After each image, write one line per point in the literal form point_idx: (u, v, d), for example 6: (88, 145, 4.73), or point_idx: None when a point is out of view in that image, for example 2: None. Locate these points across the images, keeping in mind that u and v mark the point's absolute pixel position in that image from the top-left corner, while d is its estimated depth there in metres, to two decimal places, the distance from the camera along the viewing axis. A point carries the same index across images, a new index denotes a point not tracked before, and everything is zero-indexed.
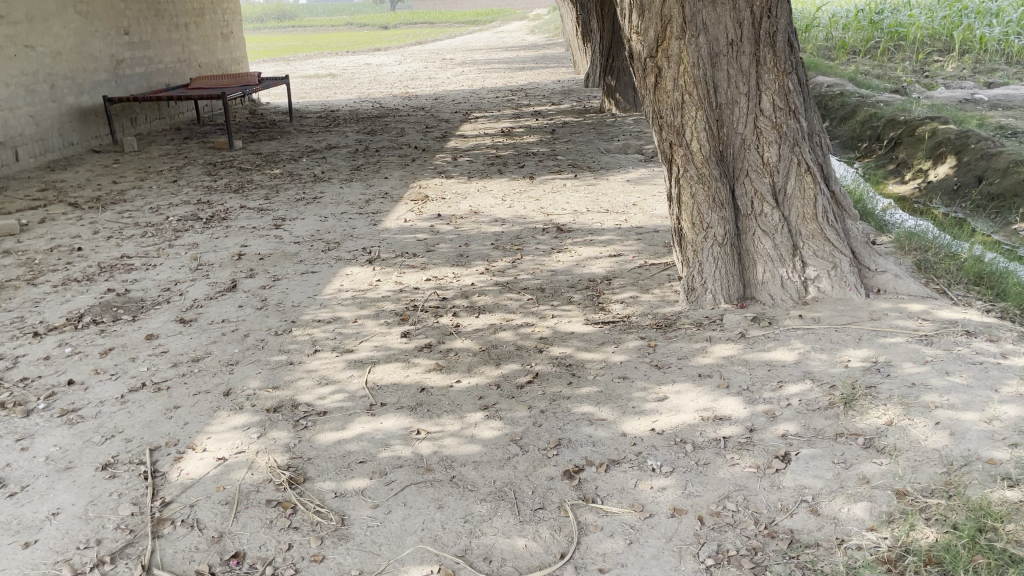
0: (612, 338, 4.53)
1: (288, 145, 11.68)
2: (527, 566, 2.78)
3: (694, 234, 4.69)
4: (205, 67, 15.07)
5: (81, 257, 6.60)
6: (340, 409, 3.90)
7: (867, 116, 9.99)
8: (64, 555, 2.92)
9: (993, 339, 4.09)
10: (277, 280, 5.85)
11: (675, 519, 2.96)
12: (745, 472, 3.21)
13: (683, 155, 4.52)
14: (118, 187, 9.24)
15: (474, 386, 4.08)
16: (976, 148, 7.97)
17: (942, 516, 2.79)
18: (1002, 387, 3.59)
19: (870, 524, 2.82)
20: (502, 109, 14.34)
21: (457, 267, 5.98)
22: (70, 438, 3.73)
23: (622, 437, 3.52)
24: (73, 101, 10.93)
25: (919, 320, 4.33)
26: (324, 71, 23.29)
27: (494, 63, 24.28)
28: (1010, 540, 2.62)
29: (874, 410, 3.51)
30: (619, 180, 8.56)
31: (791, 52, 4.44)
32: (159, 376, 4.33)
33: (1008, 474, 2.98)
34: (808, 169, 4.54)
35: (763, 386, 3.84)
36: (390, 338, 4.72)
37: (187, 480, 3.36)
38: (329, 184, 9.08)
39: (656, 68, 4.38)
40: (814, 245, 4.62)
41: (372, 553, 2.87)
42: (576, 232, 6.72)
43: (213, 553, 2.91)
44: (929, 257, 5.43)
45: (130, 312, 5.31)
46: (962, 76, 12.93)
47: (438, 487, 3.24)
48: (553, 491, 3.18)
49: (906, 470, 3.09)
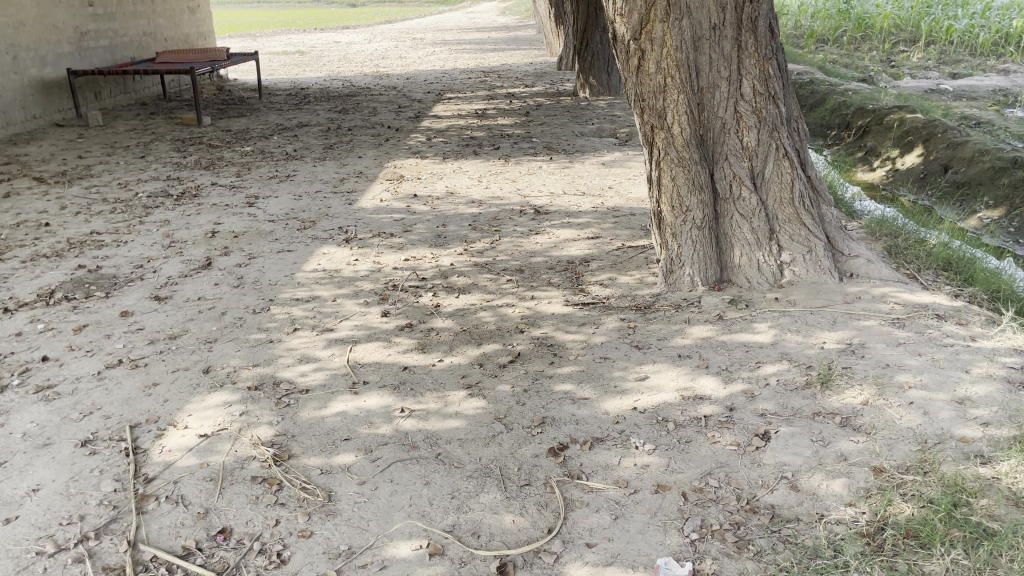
0: (591, 319, 4.57)
1: (258, 123, 11.51)
2: (515, 541, 2.81)
3: (673, 217, 4.74)
4: (172, 42, 14.77)
5: (49, 233, 6.48)
6: (322, 387, 3.89)
7: (836, 103, 10.13)
8: (47, 531, 2.89)
9: (963, 323, 4.20)
10: (253, 258, 5.80)
11: (659, 495, 3.01)
12: (726, 450, 3.27)
13: (664, 139, 4.56)
14: (84, 162, 9.06)
15: (455, 365, 4.09)
16: (942, 137, 8.13)
17: (918, 491, 2.88)
18: (972, 368, 3.71)
19: (849, 499, 2.90)
20: (476, 91, 14.28)
21: (435, 247, 5.97)
22: (47, 415, 3.68)
23: (605, 416, 3.56)
24: (36, 74, 10.66)
25: (892, 304, 4.43)
26: (292, 48, 22.91)
27: (464, 43, 24.15)
28: (984, 515, 2.72)
29: (850, 390, 3.59)
30: (594, 163, 8.59)
31: (771, 38, 4.49)
32: (136, 353, 4.27)
33: (980, 452, 3.08)
34: (786, 154, 4.61)
35: (741, 367, 3.91)
36: (370, 318, 4.71)
37: (170, 456, 3.33)
38: (302, 162, 8.99)
39: (639, 50, 4.39)
40: (791, 229, 4.69)
41: (360, 529, 2.88)
42: (553, 214, 6.74)
43: (200, 529, 2.90)
44: (899, 242, 5.56)
45: (103, 288, 5.23)
46: (928, 66, 13.14)
47: (424, 464, 3.25)
48: (539, 467, 3.21)
49: (883, 447, 3.17)
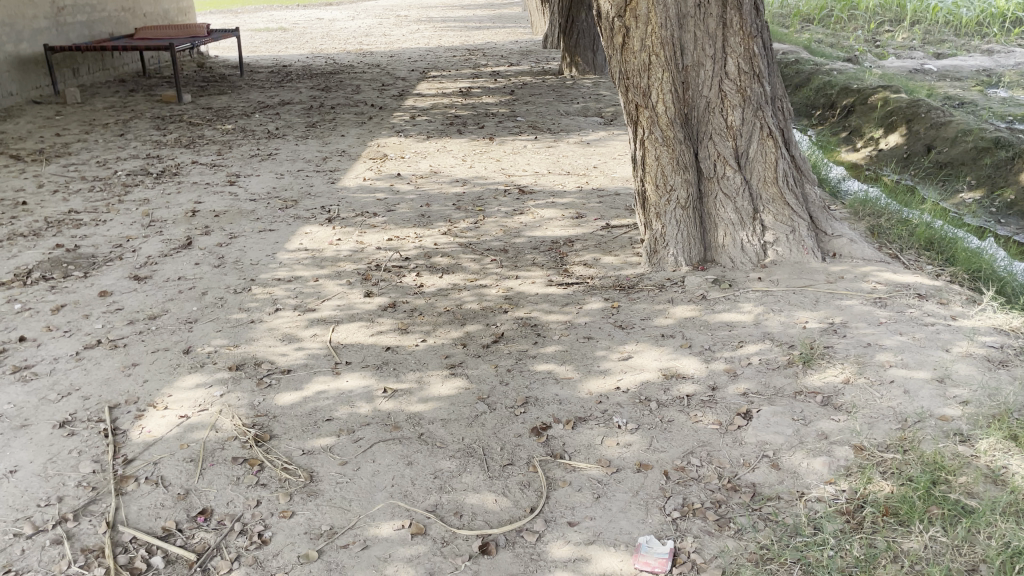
0: (576, 299, 4.56)
1: (239, 100, 11.38)
2: (497, 520, 2.81)
3: (657, 197, 4.71)
4: (150, 18, 14.51)
5: (27, 212, 6.39)
6: (304, 367, 3.87)
7: (821, 83, 10.11)
8: (25, 513, 2.86)
9: (944, 303, 4.22)
10: (234, 237, 5.74)
11: (641, 474, 3.02)
12: (708, 429, 3.28)
13: (648, 118, 4.52)
14: (62, 140, 8.93)
15: (439, 345, 4.08)
16: (926, 118, 8.14)
17: (898, 469, 2.90)
18: (952, 347, 3.73)
19: (829, 478, 2.92)
20: (461, 69, 14.16)
21: (418, 227, 5.93)
22: (25, 396, 3.63)
23: (588, 395, 3.56)
24: (11, 50, 10.46)
25: (874, 284, 4.44)
26: (274, 25, 22.64)
27: (450, 21, 23.95)
28: (963, 492, 2.74)
29: (831, 369, 3.61)
30: (578, 143, 8.56)
31: (756, 15, 4.47)
32: (116, 333, 4.23)
33: (960, 430, 3.10)
34: (770, 133, 4.59)
35: (724, 346, 3.91)
36: (352, 298, 4.68)
37: (149, 437, 3.30)
38: (284, 140, 8.91)
39: (623, 27, 4.36)
40: (774, 209, 4.69)
41: (342, 509, 2.87)
42: (538, 194, 6.71)
43: (180, 510, 2.88)
44: (883, 222, 5.56)
45: (82, 268, 5.15)
46: (913, 46, 13.11)
47: (406, 444, 3.24)
48: (522, 447, 3.21)
49: (863, 426, 3.19)
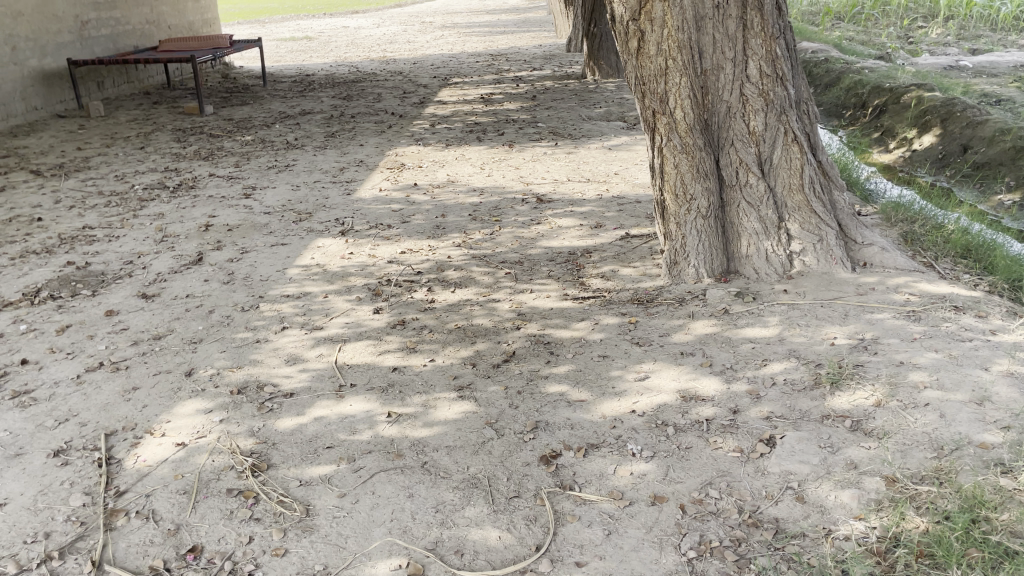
0: (591, 315, 4.37)
1: (260, 111, 11.36)
2: (500, 560, 2.64)
3: (677, 206, 4.52)
4: (175, 30, 14.58)
5: (42, 228, 6.36)
6: (307, 391, 3.73)
7: (852, 82, 9.80)
8: (10, 550, 2.75)
9: (982, 315, 3.97)
10: (246, 252, 5.64)
11: (656, 508, 2.83)
12: (728, 457, 3.08)
13: (666, 125, 4.34)
14: (82, 154, 8.95)
15: (447, 366, 3.91)
16: (961, 117, 7.82)
17: (933, 504, 2.68)
18: (992, 365, 3.48)
19: (858, 513, 2.71)
20: (483, 74, 14.04)
21: (433, 239, 5.78)
22: (22, 422, 3.54)
23: (601, 419, 3.38)
24: (36, 65, 10.54)
25: (907, 295, 4.20)
26: (299, 34, 22.72)
27: (475, 25, 23.87)
28: (1006, 532, 2.51)
29: (861, 391, 3.39)
30: (599, 148, 8.37)
31: (779, 16, 4.25)
32: (118, 355, 4.13)
33: (1001, 460, 2.87)
34: (795, 138, 4.37)
35: (747, 365, 3.71)
36: (360, 315, 4.54)
37: (143, 467, 3.18)
38: (303, 151, 8.84)
39: (639, 31, 4.18)
40: (801, 217, 4.46)
41: (337, 546, 2.72)
42: (556, 202, 6.53)
43: (169, 548, 2.75)
44: (916, 228, 5.31)
45: (90, 286, 5.09)
46: (947, 42, 12.70)
47: (408, 474, 3.08)
48: (529, 477, 3.04)
49: (895, 455, 2.97)
